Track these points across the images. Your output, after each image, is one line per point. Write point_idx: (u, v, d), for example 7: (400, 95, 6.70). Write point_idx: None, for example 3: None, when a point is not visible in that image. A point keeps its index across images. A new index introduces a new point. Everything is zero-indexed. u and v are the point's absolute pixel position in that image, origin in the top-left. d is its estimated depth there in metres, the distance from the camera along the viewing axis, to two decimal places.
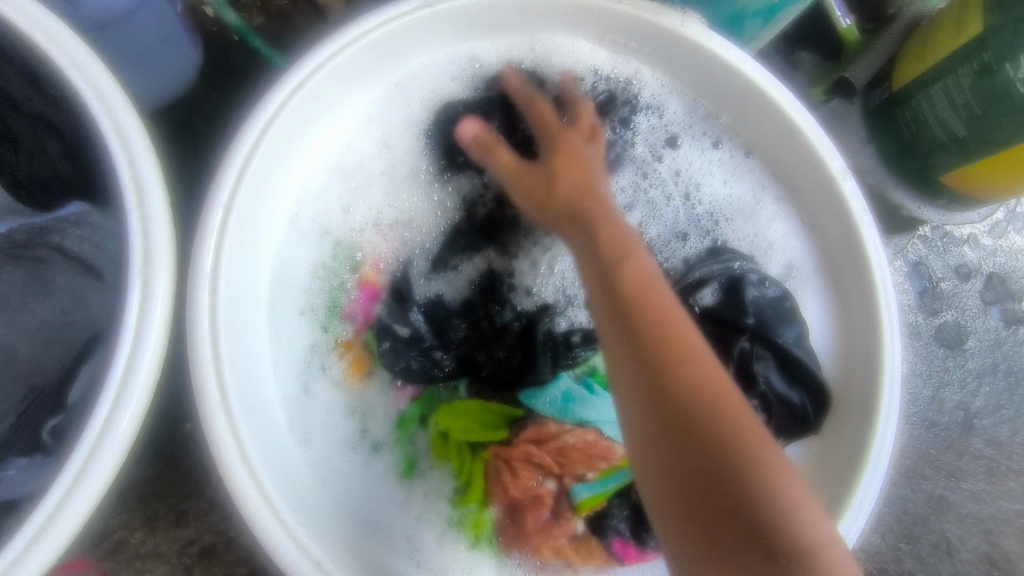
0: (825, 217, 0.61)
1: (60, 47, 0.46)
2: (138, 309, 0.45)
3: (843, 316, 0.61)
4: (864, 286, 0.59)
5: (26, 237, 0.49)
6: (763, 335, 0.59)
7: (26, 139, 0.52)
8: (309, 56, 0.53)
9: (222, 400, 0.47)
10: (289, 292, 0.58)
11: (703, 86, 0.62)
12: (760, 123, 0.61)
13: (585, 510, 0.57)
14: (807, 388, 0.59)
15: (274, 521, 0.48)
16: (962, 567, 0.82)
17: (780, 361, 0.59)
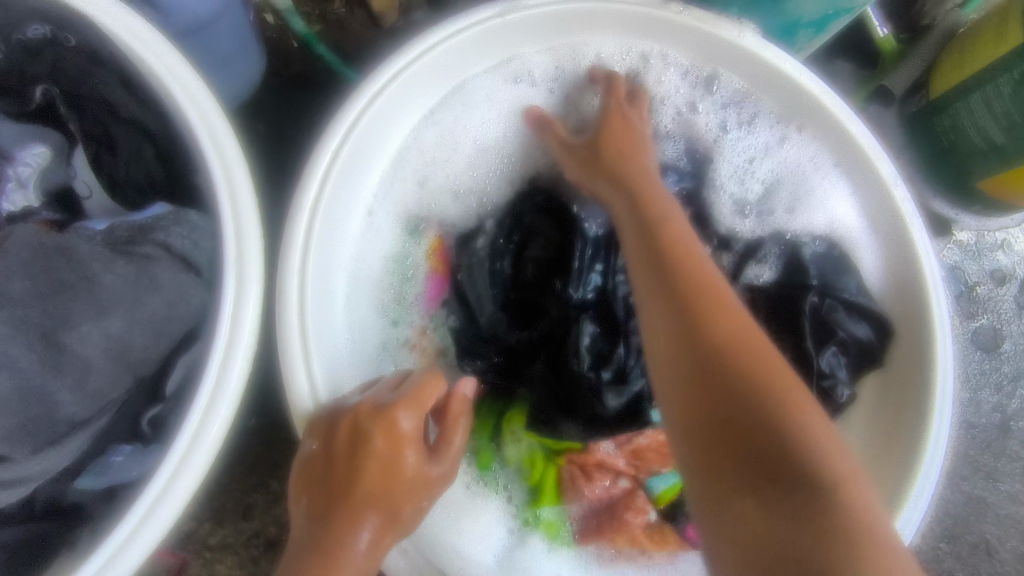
0: (870, 197, 0.62)
1: (155, 54, 0.48)
2: (234, 304, 0.46)
3: (895, 261, 0.62)
4: (908, 257, 0.60)
5: (129, 234, 0.47)
6: (828, 290, 0.62)
7: (120, 143, 0.54)
8: (384, 65, 0.55)
9: (313, 396, 0.49)
10: (360, 277, 0.60)
11: (750, 80, 0.63)
12: (805, 119, 0.63)
13: (663, 502, 0.61)
14: (873, 323, 0.61)
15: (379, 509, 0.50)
16: (1001, 568, 0.83)
17: (846, 305, 0.61)
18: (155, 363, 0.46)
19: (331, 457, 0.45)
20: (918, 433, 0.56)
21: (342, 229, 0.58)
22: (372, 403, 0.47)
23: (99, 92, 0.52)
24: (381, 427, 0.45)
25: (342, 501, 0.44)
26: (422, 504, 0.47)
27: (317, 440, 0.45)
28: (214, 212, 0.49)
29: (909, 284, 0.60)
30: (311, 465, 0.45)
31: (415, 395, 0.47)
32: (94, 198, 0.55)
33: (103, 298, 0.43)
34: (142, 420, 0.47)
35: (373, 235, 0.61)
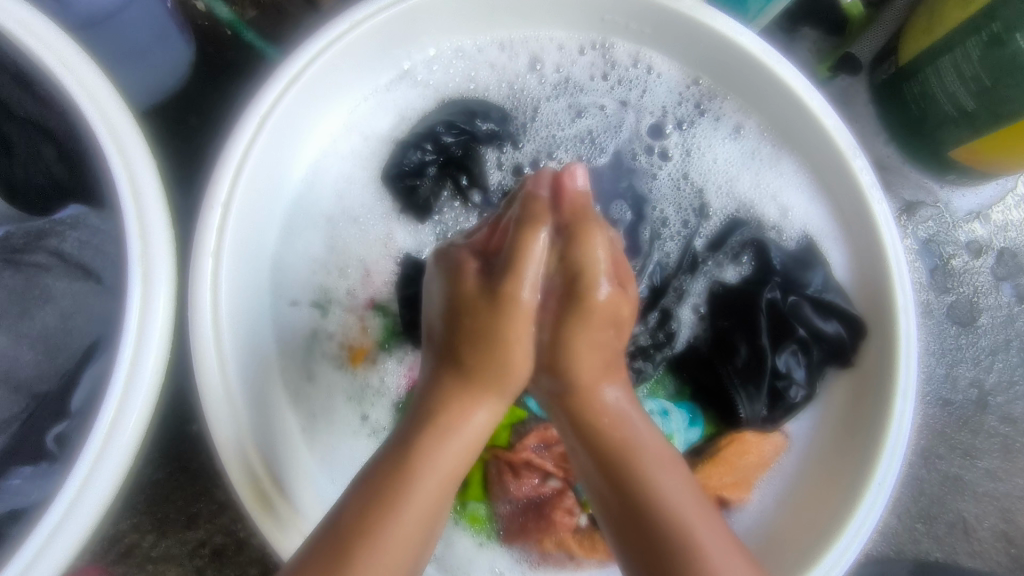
0: (833, 184, 0.60)
1: (41, 43, 0.44)
2: (138, 311, 0.43)
3: (861, 254, 0.59)
4: (869, 237, 0.58)
5: (24, 240, 0.46)
6: (791, 285, 0.59)
7: (21, 145, 0.51)
8: (305, 47, 0.52)
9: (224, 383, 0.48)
10: (290, 280, 0.57)
11: (698, 57, 0.60)
12: (763, 94, 0.59)
13: (592, 505, 0.57)
14: (843, 319, 0.57)
15: None
16: (980, 547, 0.81)
17: (813, 301, 0.58)
18: (58, 376, 0.44)
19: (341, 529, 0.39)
20: (880, 422, 0.54)
21: (265, 229, 0.55)
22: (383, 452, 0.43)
23: None
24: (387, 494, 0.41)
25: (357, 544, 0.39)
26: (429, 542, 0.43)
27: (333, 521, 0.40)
28: (117, 211, 0.45)
29: (874, 272, 0.58)
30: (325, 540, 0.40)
31: (444, 432, 0.43)
32: None
33: None
34: (47, 436, 0.43)
35: (308, 233, 0.58)
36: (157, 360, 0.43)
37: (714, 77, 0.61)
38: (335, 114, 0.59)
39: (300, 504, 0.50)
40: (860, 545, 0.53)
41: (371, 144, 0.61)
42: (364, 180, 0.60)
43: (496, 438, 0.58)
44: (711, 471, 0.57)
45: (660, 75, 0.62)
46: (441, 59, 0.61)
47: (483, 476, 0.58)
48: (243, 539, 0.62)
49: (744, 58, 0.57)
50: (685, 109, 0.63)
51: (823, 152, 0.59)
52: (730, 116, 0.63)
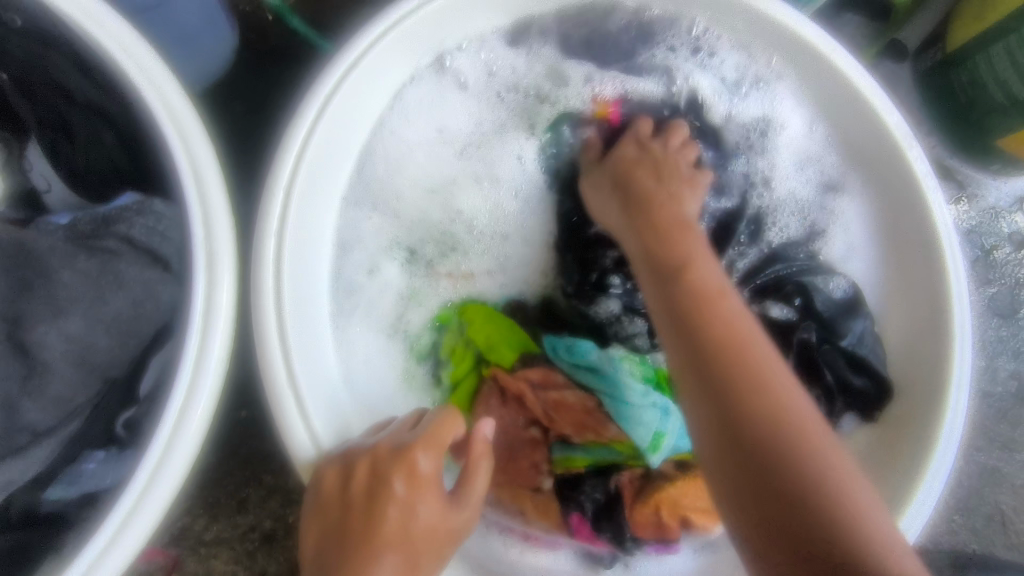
0: (893, 205, 0.59)
1: (104, 30, 0.44)
2: (205, 300, 0.43)
3: (902, 283, 0.59)
4: (929, 261, 0.56)
5: (92, 227, 0.45)
6: (829, 335, 0.58)
7: (81, 131, 0.50)
8: (361, 33, 0.51)
9: (287, 367, 0.46)
10: (357, 229, 0.58)
11: (765, 38, 0.58)
12: (826, 88, 0.58)
13: (562, 468, 0.56)
14: (871, 375, 0.57)
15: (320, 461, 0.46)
16: (1017, 539, 0.81)
17: (847, 356, 0.57)
18: (126, 362, 0.44)
19: (347, 501, 0.44)
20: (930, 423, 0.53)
21: (321, 214, 0.55)
22: (390, 443, 0.46)
23: (52, 78, 0.49)
24: (401, 469, 0.44)
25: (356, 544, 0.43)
26: (444, 551, 0.45)
27: (332, 483, 0.44)
28: (181, 198, 0.45)
29: (931, 287, 0.56)
30: (326, 518, 0.44)
31: (436, 436, 0.46)
32: (53, 191, 0.53)
33: (60, 297, 0.42)
34: (117, 422, 0.44)
35: (382, 187, 0.59)
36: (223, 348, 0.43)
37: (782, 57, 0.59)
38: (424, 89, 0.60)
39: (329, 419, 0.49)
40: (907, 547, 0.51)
41: (438, 123, 0.61)
42: (432, 156, 0.61)
43: (500, 358, 0.57)
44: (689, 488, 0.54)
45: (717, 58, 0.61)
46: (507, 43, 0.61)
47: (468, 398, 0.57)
48: (292, 523, 0.63)
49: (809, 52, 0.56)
50: (759, 96, 0.62)
51: (893, 163, 0.57)
52: (785, 98, 0.61)
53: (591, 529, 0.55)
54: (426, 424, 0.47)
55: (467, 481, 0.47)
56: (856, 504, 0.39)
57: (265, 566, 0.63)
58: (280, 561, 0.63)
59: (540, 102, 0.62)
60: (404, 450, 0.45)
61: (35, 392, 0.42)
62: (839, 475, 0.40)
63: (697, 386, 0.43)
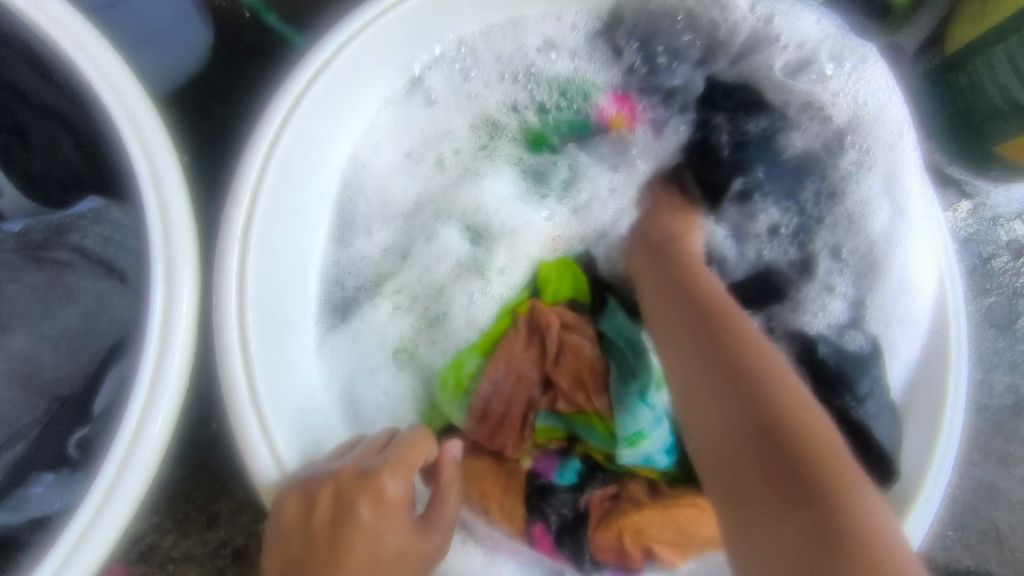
0: (914, 240, 0.55)
1: (55, 25, 0.42)
2: (163, 312, 0.41)
3: (918, 327, 0.54)
4: (935, 301, 0.54)
5: (43, 235, 0.43)
6: (837, 387, 0.52)
7: (36, 132, 0.48)
8: (336, 26, 0.49)
9: (249, 378, 0.44)
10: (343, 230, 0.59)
11: (766, 47, 0.55)
12: (841, 100, 0.55)
13: (539, 438, 0.56)
14: (877, 449, 0.50)
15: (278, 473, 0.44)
16: (1013, 556, 0.78)
17: (852, 423, 0.51)
18: (79, 377, 0.42)
19: (311, 529, 0.41)
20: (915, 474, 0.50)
21: (293, 229, 0.53)
22: (356, 467, 0.44)
23: (7, 77, 0.47)
24: (366, 494, 0.42)
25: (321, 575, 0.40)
26: None
27: (293, 509, 0.41)
28: (139, 205, 0.43)
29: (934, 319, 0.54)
30: (288, 546, 0.41)
31: (406, 459, 0.45)
32: (7, 196, 0.50)
33: (8, 311, 0.40)
34: (69, 443, 0.42)
35: (368, 191, 0.60)
36: (181, 363, 0.41)
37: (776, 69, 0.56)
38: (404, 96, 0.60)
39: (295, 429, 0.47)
40: None
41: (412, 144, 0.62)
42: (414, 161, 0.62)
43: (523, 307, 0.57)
44: (656, 520, 0.50)
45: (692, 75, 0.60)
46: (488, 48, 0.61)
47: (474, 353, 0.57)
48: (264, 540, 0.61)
49: None
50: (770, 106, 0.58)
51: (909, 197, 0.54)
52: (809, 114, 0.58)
53: (554, 543, 0.53)
54: (396, 445, 0.46)
55: (441, 499, 0.46)
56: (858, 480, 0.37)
57: None
58: None
59: (520, 104, 0.63)
60: (373, 475, 0.43)
61: None
62: (822, 431, 0.40)
63: (692, 376, 0.44)
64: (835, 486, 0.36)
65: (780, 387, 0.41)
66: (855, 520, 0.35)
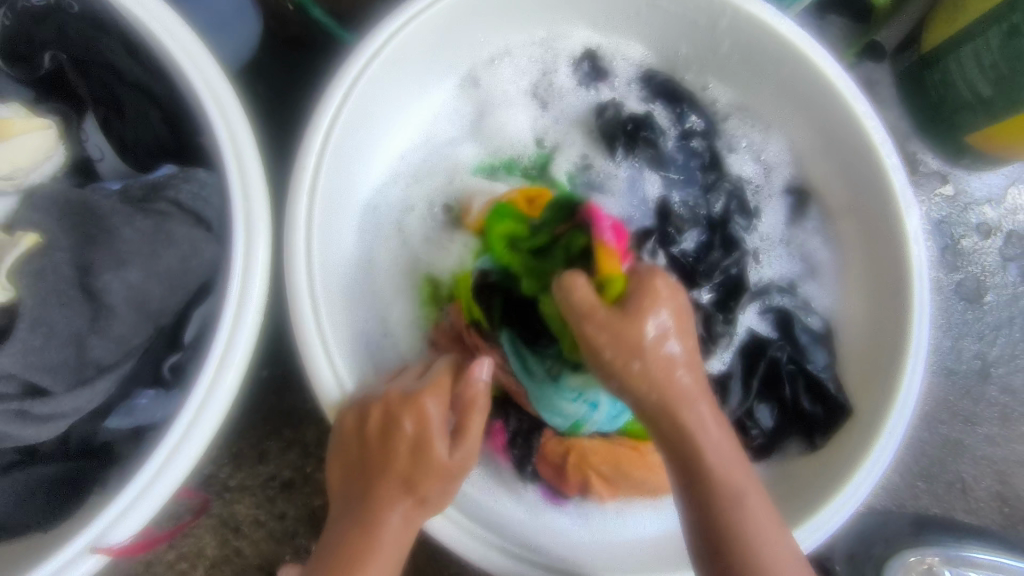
0: (873, 236, 0.62)
1: (153, 17, 0.50)
2: (244, 257, 0.49)
3: (870, 302, 0.63)
4: (897, 286, 0.60)
5: (143, 192, 0.51)
6: (798, 359, 0.64)
7: (128, 106, 0.55)
8: (385, 21, 0.56)
9: (314, 317, 0.52)
10: (394, 187, 0.66)
11: (753, 54, 0.64)
12: (813, 106, 0.63)
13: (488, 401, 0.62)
14: (826, 400, 0.61)
15: (336, 391, 0.52)
16: (976, 505, 0.87)
17: (811, 382, 0.62)
18: (173, 311, 0.49)
19: (364, 438, 0.50)
20: (869, 433, 0.57)
21: (348, 180, 0.61)
22: (400, 391, 0.52)
23: (106, 59, 0.54)
24: (409, 412, 0.50)
25: (376, 479, 0.49)
26: (450, 486, 0.50)
27: (350, 424, 0.50)
28: (222, 167, 0.51)
29: (898, 287, 0.60)
30: (348, 452, 0.51)
31: (440, 385, 0.52)
32: (107, 160, 0.58)
33: (122, 250, 0.47)
34: (162, 366, 0.51)
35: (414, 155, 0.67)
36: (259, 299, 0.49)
37: (761, 73, 0.65)
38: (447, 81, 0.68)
39: (347, 356, 0.55)
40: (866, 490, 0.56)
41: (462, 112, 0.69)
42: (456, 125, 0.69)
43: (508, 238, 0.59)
44: (600, 449, 0.58)
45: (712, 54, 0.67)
46: (523, 38, 0.68)
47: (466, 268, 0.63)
48: (309, 473, 0.68)
49: (797, 63, 0.61)
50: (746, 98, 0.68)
51: (869, 194, 0.62)
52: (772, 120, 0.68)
53: (505, 440, 0.61)
54: (433, 371, 0.53)
55: (466, 424, 0.51)
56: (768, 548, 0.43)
57: (284, 511, 0.68)
58: (297, 508, 0.68)
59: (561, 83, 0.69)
60: (413, 396, 0.51)
61: (101, 330, 0.47)
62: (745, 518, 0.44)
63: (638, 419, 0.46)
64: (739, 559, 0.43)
65: (723, 490, 0.44)
66: None
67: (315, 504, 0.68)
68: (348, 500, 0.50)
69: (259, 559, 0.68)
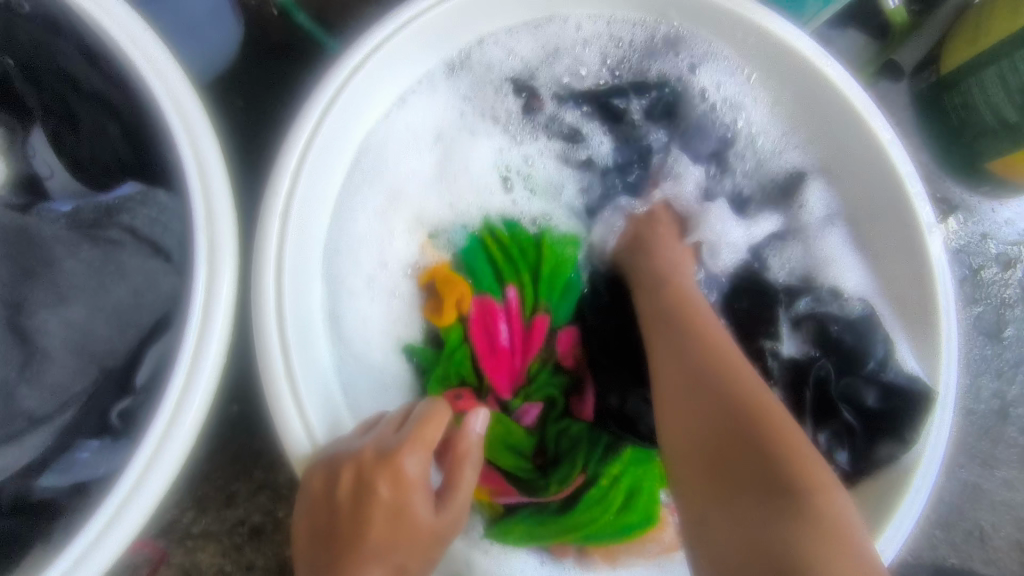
0: (888, 254, 0.60)
1: (110, 20, 0.44)
2: (205, 292, 0.43)
3: (898, 328, 0.59)
4: (926, 313, 0.56)
5: (94, 216, 0.45)
6: (848, 365, 0.58)
7: (85, 120, 0.50)
8: (371, 31, 0.51)
9: (284, 359, 0.47)
10: (374, 202, 0.59)
11: (764, 62, 0.60)
12: (827, 115, 0.59)
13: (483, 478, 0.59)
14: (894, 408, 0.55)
15: (308, 442, 0.46)
16: (995, 554, 0.82)
17: (880, 386, 0.56)
18: (123, 352, 0.44)
19: (335, 501, 0.44)
20: (882, 508, 0.52)
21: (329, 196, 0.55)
22: (377, 447, 0.45)
23: (60, 65, 0.49)
24: (387, 472, 0.44)
25: (346, 550, 0.43)
26: (434, 549, 0.46)
27: (319, 487, 0.44)
28: (184, 190, 0.45)
29: (920, 319, 0.57)
30: (314, 517, 0.44)
31: (424, 440, 0.45)
32: (56, 177, 0.51)
33: (62, 286, 0.42)
34: (110, 412, 0.44)
35: (398, 165, 0.61)
36: (221, 338, 0.43)
37: (772, 76, 0.60)
38: (437, 84, 0.61)
39: (322, 401, 0.50)
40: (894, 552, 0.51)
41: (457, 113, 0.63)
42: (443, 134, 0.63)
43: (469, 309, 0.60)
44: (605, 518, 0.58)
45: (727, 61, 0.61)
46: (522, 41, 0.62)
47: (458, 301, 0.59)
48: (280, 519, 0.63)
49: (812, 76, 0.57)
50: (750, 107, 0.64)
51: (887, 207, 0.58)
52: (779, 127, 0.64)
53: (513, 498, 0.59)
54: (413, 421, 0.47)
55: (455, 478, 0.47)
56: (832, 500, 0.41)
57: (252, 560, 0.62)
58: (266, 557, 0.63)
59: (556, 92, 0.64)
60: (391, 454, 0.44)
61: (32, 378, 0.42)
62: (812, 464, 0.43)
63: (674, 381, 0.49)
64: (801, 491, 0.41)
65: (788, 442, 0.43)
66: (823, 519, 0.40)
67: (286, 554, 0.63)
68: (312, 570, 0.43)
69: None
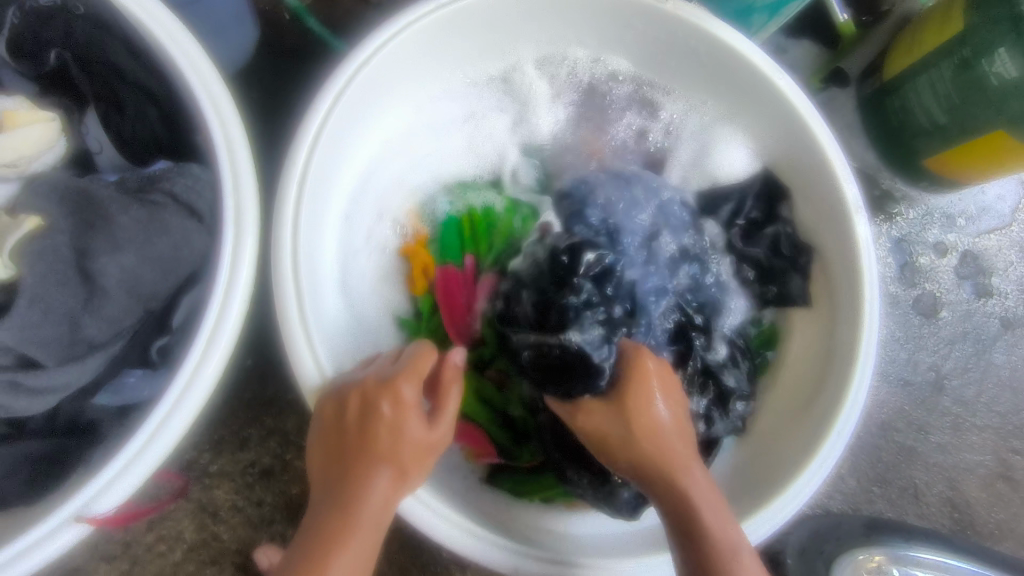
0: (824, 225, 0.66)
1: (155, 20, 0.53)
2: (232, 248, 0.51)
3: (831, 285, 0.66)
4: (851, 278, 0.63)
5: (139, 183, 0.54)
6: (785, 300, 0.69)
7: (129, 103, 0.58)
8: (374, 35, 0.60)
9: (298, 309, 0.55)
10: (378, 187, 0.69)
11: (710, 63, 0.67)
12: (765, 107, 0.67)
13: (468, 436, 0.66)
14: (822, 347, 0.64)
15: (317, 377, 0.55)
16: (928, 510, 0.91)
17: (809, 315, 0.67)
18: (164, 297, 0.52)
19: (343, 420, 0.52)
20: (809, 449, 0.60)
21: (336, 175, 0.64)
22: (377, 376, 0.54)
23: (109, 57, 0.57)
24: (386, 396, 0.53)
25: (353, 461, 0.51)
26: (427, 463, 0.53)
27: (330, 410, 0.53)
28: (215, 163, 0.54)
29: (850, 280, 0.63)
30: (327, 436, 0.52)
31: (416, 370, 0.55)
32: (104, 153, 0.60)
33: (119, 235, 0.50)
34: (151, 348, 0.54)
35: (401, 157, 0.71)
36: (246, 286, 0.51)
37: (716, 75, 0.68)
38: (436, 86, 0.71)
39: (329, 347, 0.58)
40: (817, 484, 0.59)
41: (454, 115, 0.72)
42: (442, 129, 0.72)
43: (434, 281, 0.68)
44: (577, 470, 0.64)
45: (682, 64, 0.70)
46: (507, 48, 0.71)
47: (425, 272, 0.68)
48: (288, 461, 0.71)
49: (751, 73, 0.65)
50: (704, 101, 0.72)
51: (820, 184, 0.65)
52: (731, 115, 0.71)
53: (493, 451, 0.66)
54: (406, 356, 0.56)
55: (441, 404, 0.55)
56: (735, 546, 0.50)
57: (261, 497, 0.70)
58: (274, 495, 0.71)
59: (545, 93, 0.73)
60: (389, 381, 0.53)
61: (92, 308, 0.50)
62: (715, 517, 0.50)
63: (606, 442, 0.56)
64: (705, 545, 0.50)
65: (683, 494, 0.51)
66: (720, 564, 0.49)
67: (292, 492, 0.71)
68: (327, 480, 0.51)
69: (236, 543, 0.70)
